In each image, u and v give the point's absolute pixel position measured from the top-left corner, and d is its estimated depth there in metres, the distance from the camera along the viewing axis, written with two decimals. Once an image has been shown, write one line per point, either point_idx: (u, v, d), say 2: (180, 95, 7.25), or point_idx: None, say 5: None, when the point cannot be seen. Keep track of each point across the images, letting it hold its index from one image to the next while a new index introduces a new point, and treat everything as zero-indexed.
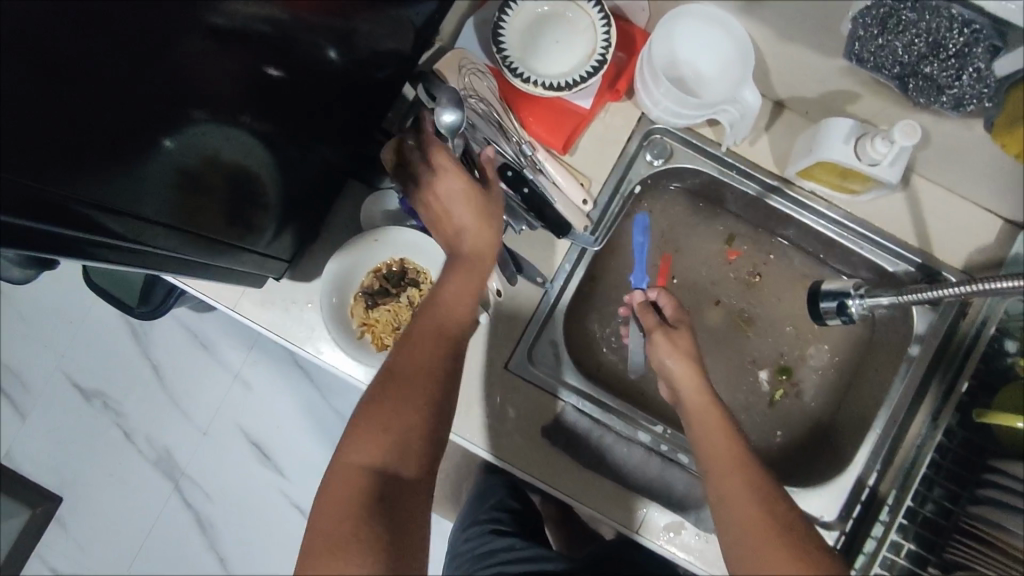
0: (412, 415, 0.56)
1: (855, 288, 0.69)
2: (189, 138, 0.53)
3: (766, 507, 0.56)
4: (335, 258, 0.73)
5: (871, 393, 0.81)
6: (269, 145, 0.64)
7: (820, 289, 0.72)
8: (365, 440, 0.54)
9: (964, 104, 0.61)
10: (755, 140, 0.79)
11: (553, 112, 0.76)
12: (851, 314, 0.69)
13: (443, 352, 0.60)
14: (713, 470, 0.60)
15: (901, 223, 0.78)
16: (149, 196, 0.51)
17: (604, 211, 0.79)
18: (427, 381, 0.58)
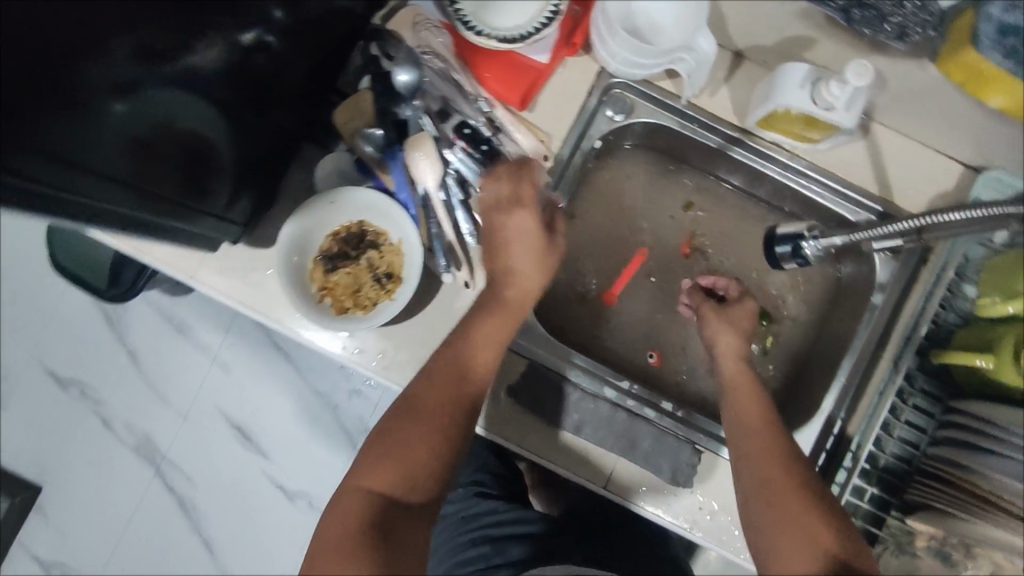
0: (416, 443, 0.60)
1: (810, 230, 0.69)
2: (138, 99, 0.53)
3: (784, 463, 0.61)
4: (293, 219, 0.72)
5: (836, 343, 0.81)
6: (222, 108, 0.63)
7: (776, 233, 0.72)
8: (374, 463, 0.59)
9: (907, 33, 0.62)
10: (714, 92, 0.78)
11: (509, 65, 0.75)
12: (807, 255, 0.70)
13: (450, 380, 0.64)
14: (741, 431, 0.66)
15: (862, 171, 0.79)
16: (87, 147, 0.50)
17: (565, 168, 0.78)
18: (434, 416, 0.62)
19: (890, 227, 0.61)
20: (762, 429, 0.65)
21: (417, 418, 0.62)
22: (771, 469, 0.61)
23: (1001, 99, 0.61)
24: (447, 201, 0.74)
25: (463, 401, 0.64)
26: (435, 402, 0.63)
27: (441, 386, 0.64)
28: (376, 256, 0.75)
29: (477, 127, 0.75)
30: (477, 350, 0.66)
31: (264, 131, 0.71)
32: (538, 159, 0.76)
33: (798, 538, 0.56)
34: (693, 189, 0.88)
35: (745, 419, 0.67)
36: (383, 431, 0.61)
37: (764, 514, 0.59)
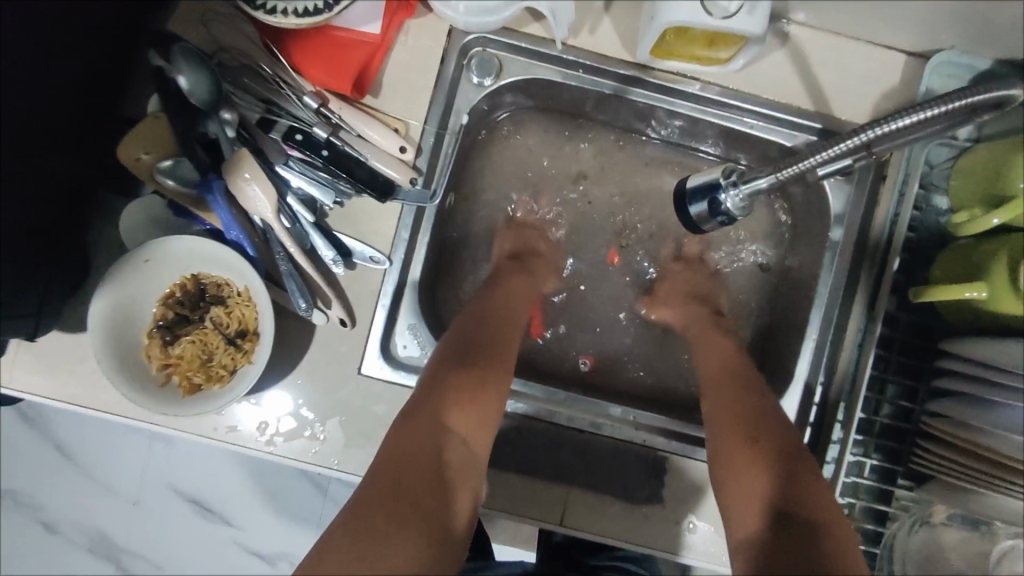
0: (425, 423, 0.51)
1: (726, 177, 0.54)
2: None
3: (739, 399, 0.57)
4: (100, 291, 0.56)
5: (800, 292, 0.69)
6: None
7: (686, 188, 0.57)
8: (425, 434, 0.50)
9: None
10: (594, 26, 0.64)
11: (333, 47, 0.60)
12: (727, 210, 0.55)
13: (453, 354, 0.57)
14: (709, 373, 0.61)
15: (789, 86, 0.65)
16: None
17: (433, 156, 0.64)
18: (443, 385, 0.54)
19: (824, 152, 0.47)
20: (728, 367, 0.61)
21: (480, 384, 0.55)
22: (726, 404, 0.57)
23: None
24: (295, 227, 0.59)
25: (473, 367, 0.56)
26: (490, 372, 0.56)
27: (493, 363, 0.57)
28: (222, 313, 0.61)
29: (312, 129, 0.60)
30: (502, 336, 0.60)
31: (45, 185, 0.54)
32: (396, 153, 0.62)
33: (747, 472, 0.52)
34: (604, 145, 0.75)
35: (709, 360, 0.63)
36: (404, 422, 0.51)
37: (720, 453, 0.55)
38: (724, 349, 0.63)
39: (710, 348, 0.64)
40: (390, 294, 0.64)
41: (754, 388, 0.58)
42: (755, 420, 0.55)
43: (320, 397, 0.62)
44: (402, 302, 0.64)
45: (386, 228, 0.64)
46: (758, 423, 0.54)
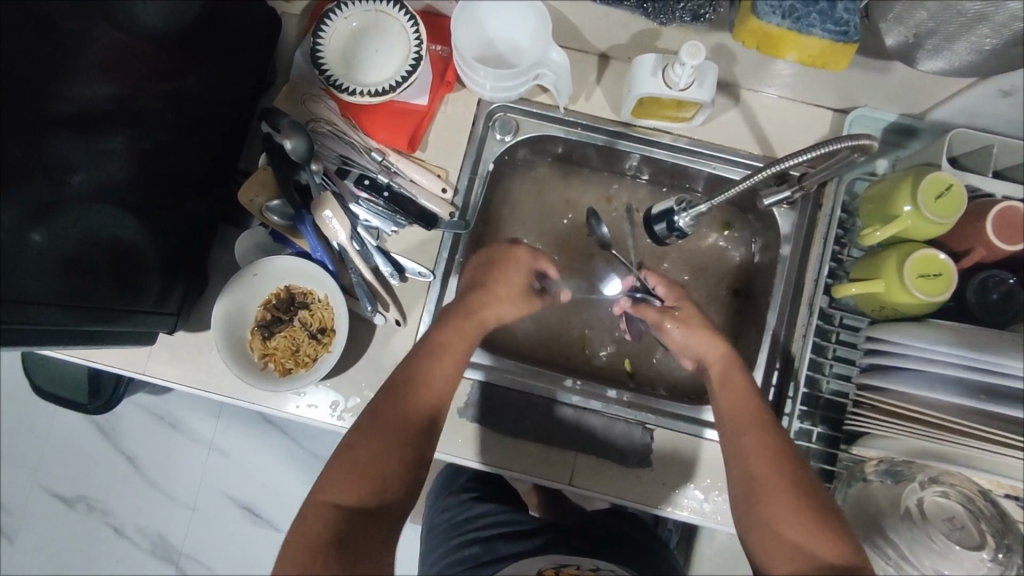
0: (334, 493, 0.58)
1: (678, 203, 0.75)
2: (58, 228, 0.61)
3: (774, 462, 0.61)
4: (223, 298, 0.76)
5: (759, 298, 0.85)
6: (136, 213, 0.70)
7: (651, 213, 0.77)
8: (321, 513, 0.56)
9: (700, 13, 0.68)
10: (588, 95, 0.84)
11: (392, 115, 0.80)
12: (682, 227, 0.75)
13: (376, 419, 0.63)
14: (733, 422, 0.66)
15: (741, 136, 0.83)
16: (21, 281, 0.58)
17: (466, 195, 0.84)
18: (357, 451, 0.60)
19: (744, 181, 0.67)
20: (759, 421, 0.64)
21: (380, 449, 0.61)
22: (761, 468, 0.61)
23: (797, 53, 0.64)
24: (362, 250, 0.78)
25: (393, 427, 0.63)
26: (395, 434, 0.62)
27: (398, 426, 0.63)
28: (307, 315, 0.79)
29: (376, 176, 0.80)
30: (406, 393, 0.66)
31: (178, 223, 0.76)
32: (439, 192, 0.81)
33: (793, 538, 0.57)
34: (600, 186, 0.93)
35: (736, 413, 0.66)
36: (316, 497, 0.58)
37: (761, 512, 0.59)
38: (748, 403, 0.66)
39: (736, 403, 0.67)
40: (433, 302, 0.82)
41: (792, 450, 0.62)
42: (797, 484, 0.59)
43: (378, 383, 0.80)
44: (442, 308, 0.83)
45: (430, 249, 0.83)
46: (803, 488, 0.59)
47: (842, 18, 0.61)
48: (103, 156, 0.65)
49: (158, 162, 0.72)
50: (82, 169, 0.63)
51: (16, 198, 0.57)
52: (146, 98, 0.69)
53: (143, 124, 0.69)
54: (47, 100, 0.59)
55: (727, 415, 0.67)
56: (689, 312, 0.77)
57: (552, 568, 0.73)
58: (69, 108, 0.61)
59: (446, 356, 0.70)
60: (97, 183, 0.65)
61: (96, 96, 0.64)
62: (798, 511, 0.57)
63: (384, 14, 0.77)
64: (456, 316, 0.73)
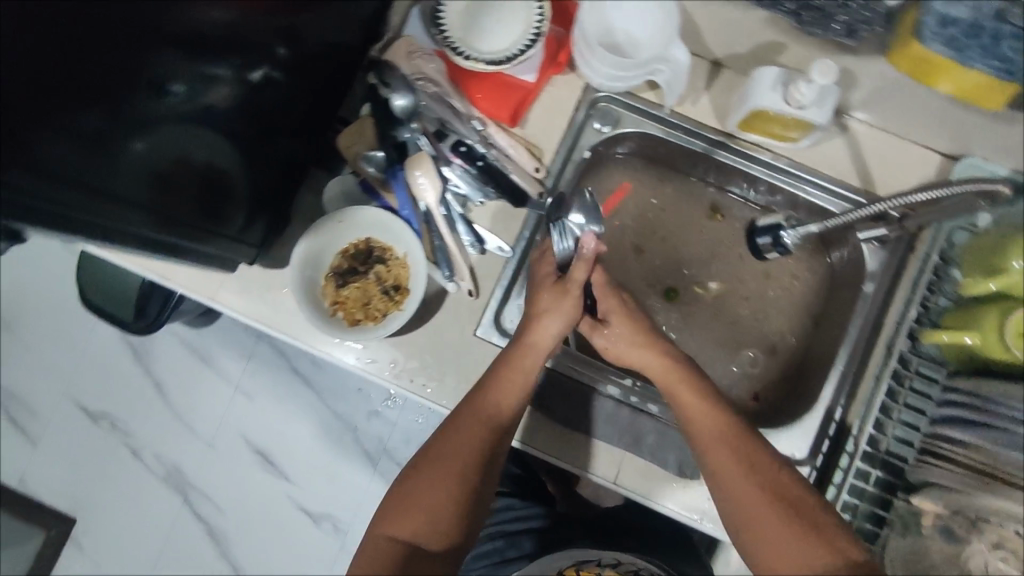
0: (399, 525, 0.64)
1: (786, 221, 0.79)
2: (154, 139, 0.61)
3: (744, 460, 0.65)
4: (303, 239, 0.77)
5: (832, 333, 0.84)
6: (231, 139, 0.70)
7: (756, 226, 0.82)
8: (384, 543, 0.64)
9: (854, 31, 0.65)
10: (695, 99, 0.83)
11: (499, 87, 0.79)
12: (785, 243, 0.80)
13: (441, 455, 0.68)
14: (694, 433, 0.69)
15: (844, 166, 0.82)
16: (116, 179, 0.58)
17: (557, 178, 0.83)
18: (423, 484, 0.66)
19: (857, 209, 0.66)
20: (721, 428, 0.68)
21: (436, 493, 0.66)
22: (738, 468, 0.65)
23: (951, 85, 0.64)
24: (448, 215, 0.79)
25: (455, 464, 0.67)
26: (456, 472, 0.67)
27: (458, 466, 0.67)
28: (384, 271, 0.79)
29: (473, 144, 0.80)
30: (469, 428, 0.69)
31: (269, 159, 0.76)
32: (532, 172, 0.81)
33: (787, 528, 0.60)
34: (686, 194, 0.92)
35: (695, 419, 0.69)
36: (384, 521, 0.65)
37: (746, 515, 0.62)
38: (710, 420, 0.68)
39: (696, 415, 0.69)
40: (508, 277, 0.81)
41: (758, 451, 0.66)
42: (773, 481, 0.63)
43: (438, 349, 0.80)
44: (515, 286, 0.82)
45: (513, 226, 0.82)
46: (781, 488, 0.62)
47: (1008, 56, 0.60)
48: (209, 79, 0.64)
49: (260, 94, 0.72)
50: (188, 84, 0.62)
51: (114, 103, 0.55)
52: (263, 31, 0.68)
53: (255, 54, 0.68)
54: (178, 8, 0.58)
55: (686, 418, 0.70)
56: (621, 331, 0.78)
57: (574, 567, 0.83)
58: (188, 28, 0.59)
59: (527, 372, 0.73)
60: (196, 102, 0.64)
61: (212, 23, 0.61)
62: (781, 509, 0.61)
63: None
64: (514, 351, 0.73)
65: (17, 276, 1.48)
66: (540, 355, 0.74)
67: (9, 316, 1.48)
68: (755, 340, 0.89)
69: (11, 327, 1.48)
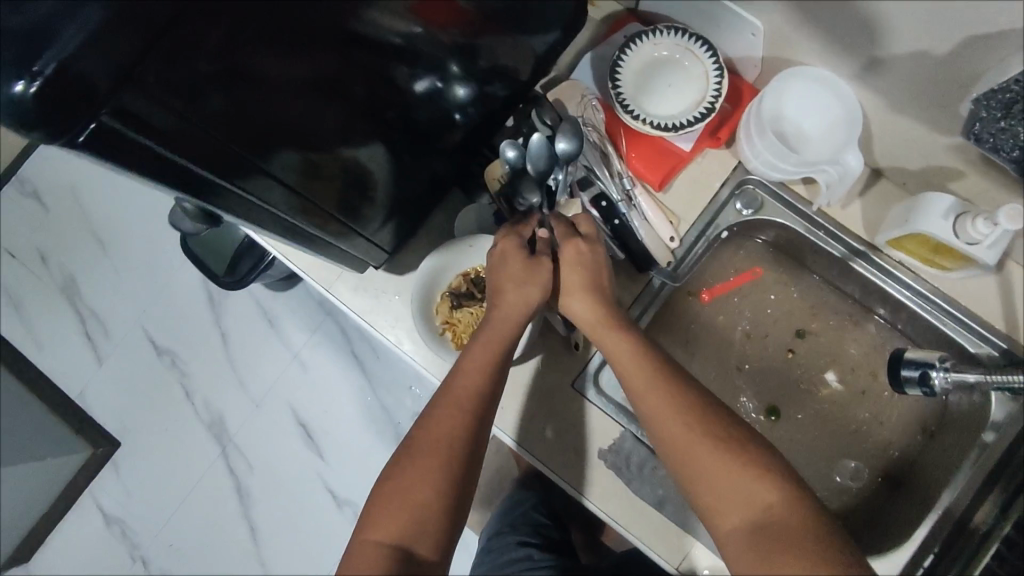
0: (387, 527, 0.59)
1: (940, 360, 0.72)
2: (322, 134, 0.57)
3: (717, 456, 0.59)
4: (432, 256, 0.78)
5: (936, 473, 0.80)
6: (386, 142, 0.67)
7: (904, 356, 0.74)
8: (371, 551, 0.58)
9: None
10: (847, 203, 0.80)
11: (655, 150, 0.80)
12: (933, 386, 0.72)
13: (422, 445, 0.63)
14: (654, 425, 0.63)
15: (990, 306, 0.78)
16: (276, 162, 0.54)
17: (688, 250, 0.82)
18: (407, 479, 0.61)
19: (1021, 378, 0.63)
20: (685, 413, 0.62)
21: (421, 487, 0.61)
22: (710, 463, 0.59)
23: None
24: None
25: (439, 453, 0.62)
26: (438, 459, 0.62)
27: (442, 452, 0.62)
28: None
29: (614, 199, 0.79)
30: (445, 411, 0.65)
31: (420, 176, 0.76)
32: (665, 240, 0.80)
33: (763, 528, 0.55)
34: (807, 291, 0.90)
35: (656, 409, 0.63)
36: (370, 528, 0.60)
37: (716, 513, 0.58)
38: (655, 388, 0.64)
39: (660, 401, 0.63)
40: None
41: (728, 436, 0.60)
42: (747, 472, 0.57)
43: (534, 390, 0.81)
44: None
45: (633, 288, 0.81)
46: (750, 458, 0.58)
47: None
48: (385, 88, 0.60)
49: (423, 108, 0.68)
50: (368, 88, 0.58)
51: (292, 95, 0.51)
52: (442, 49, 0.62)
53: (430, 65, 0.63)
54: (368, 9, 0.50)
55: (653, 409, 0.63)
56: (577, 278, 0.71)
57: None
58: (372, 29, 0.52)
59: (507, 330, 0.70)
60: (366, 105, 0.60)
61: (395, 34, 0.54)
62: (747, 504, 0.57)
63: (693, 56, 0.77)
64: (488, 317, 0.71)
65: (126, 205, 1.55)
66: (511, 323, 0.70)
67: (106, 237, 1.54)
68: (844, 455, 0.86)
69: (105, 248, 1.54)
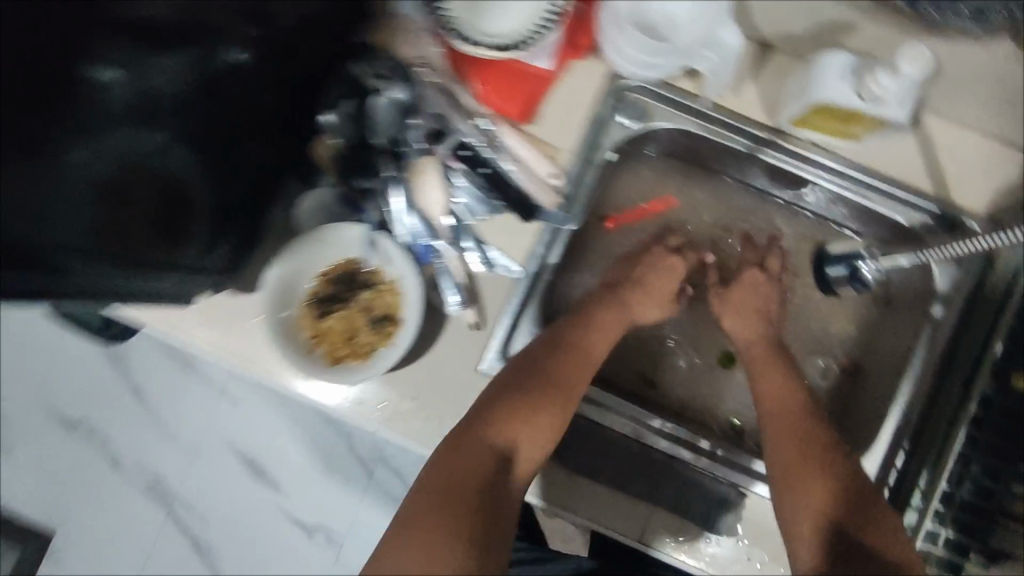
0: (421, 552, 0.52)
1: (865, 251, 0.69)
2: (80, 168, 0.61)
3: (850, 478, 0.60)
4: (277, 263, 0.65)
5: (893, 362, 0.72)
6: (188, 144, 0.63)
7: (826, 255, 0.73)
8: None
9: (986, 13, 0.54)
10: (739, 88, 0.70)
11: (507, 75, 0.67)
12: (864, 278, 0.70)
13: (449, 465, 0.57)
14: (786, 431, 0.64)
15: (913, 168, 0.70)
16: (58, 220, 0.58)
17: (574, 182, 0.69)
18: (440, 503, 0.54)
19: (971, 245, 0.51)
20: (799, 422, 0.64)
21: (451, 505, 0.54)
22: (849, 485, 0.60)
23: None
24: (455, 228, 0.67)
25: (471, 473, 0.57)
26: (469, 474, 0.57)
27: (473, 471, 0.57)
28: (370, 298, 0.68)
29: (476, 146, 0.67)
30: (490, 431, 0.60)
31: (238, 172, 0.62)
32: (544, 178, 0.68)
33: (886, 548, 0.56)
34: (722, 200, 0.80)
35: (777, 411, 0.65)
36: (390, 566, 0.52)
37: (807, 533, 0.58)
38: (797, 404, 0.65)
39: (782, 403, 0.66)
40: (516, 302, 0.69)
41: (833, 446, 0.63)
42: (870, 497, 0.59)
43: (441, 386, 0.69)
44: (523, 315, 0.70)
45: (524, 242, 0.69)
46: (850, 474, 0.60)
47: None
48: None
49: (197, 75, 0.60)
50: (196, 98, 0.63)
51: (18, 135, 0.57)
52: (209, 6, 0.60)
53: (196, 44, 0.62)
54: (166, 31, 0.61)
55: (783, 420, 0.64)
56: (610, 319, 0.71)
57: None
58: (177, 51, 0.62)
59: (579, 367, 0.67)
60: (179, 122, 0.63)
61: None
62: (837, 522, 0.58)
63: None
64: (569, 350, 0.67)
65: None
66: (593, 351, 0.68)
67: None
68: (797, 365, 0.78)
69: None
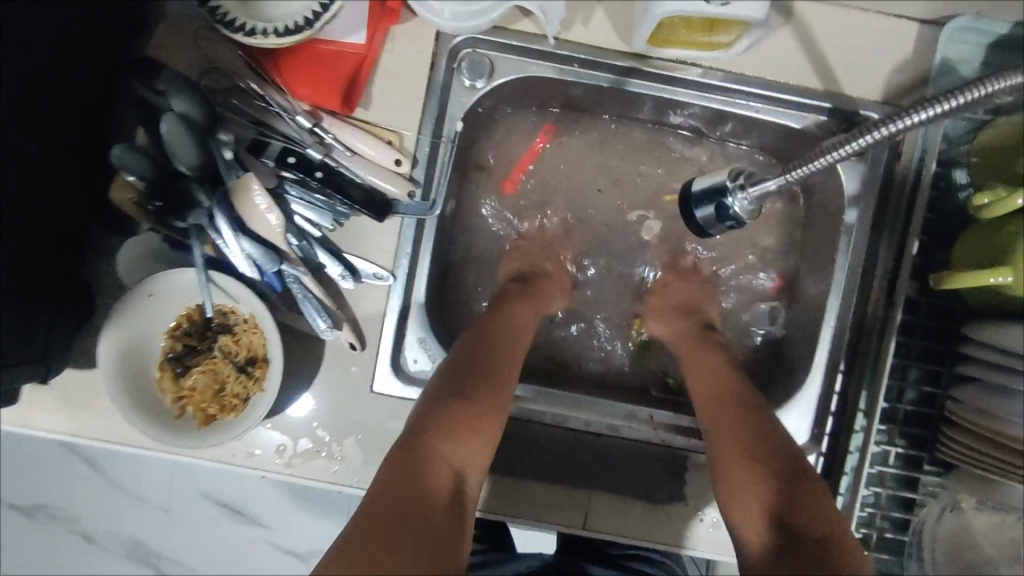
0: None
1: (731, 180, 0.55)
2: None
3: (780, 442, 0.52)
4: (107, 335, 0.56)
5: (817, 278, 0.67)
6: None
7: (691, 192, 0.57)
8: None
9: None
10: (587, 18, 0.61)
11: (314, 60, 0.58)
12: (736, 215, 0.55)
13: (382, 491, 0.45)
14: (718, 399, 0.57)
15: (796, 65, 0.62)
16: None
17: (428, 163, 0.62)
18: (373, 532, 0.42)
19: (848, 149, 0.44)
20: (728, 385, 0.57)
21: (387, 538, 0.42)
22: (784, 449, 0.52)
23: None
24: (302, 247, 0.59)
25: (410, 496, 0.45)
26: (406, 496, 0.45)
27: (412, 491, 0.46)
28: (230, 342, 0.60)
29: (305, 150, 0.59)
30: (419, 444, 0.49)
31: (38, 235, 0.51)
32: (391, 165, 0.60)
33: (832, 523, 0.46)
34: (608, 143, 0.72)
35: (709, 381, 0.59)
36: None
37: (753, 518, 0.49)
38: (722, 370, 0.59)
39: (705, 374, 0.59)
40: (396, 308, 0.63)
41: (759, 407, 0.55)
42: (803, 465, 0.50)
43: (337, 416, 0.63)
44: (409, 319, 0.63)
45: (389, 242, 0.62)
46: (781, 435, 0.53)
47: None
48: None
49: None
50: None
51: None
52: None
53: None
54: None
55: (720, 384, 0.58)
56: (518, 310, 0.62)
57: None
58: None
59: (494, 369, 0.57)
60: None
61: None
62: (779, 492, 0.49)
63: None
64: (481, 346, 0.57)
65: None
66: (515, 345, 0.59)
67: None
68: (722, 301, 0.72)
69: None
